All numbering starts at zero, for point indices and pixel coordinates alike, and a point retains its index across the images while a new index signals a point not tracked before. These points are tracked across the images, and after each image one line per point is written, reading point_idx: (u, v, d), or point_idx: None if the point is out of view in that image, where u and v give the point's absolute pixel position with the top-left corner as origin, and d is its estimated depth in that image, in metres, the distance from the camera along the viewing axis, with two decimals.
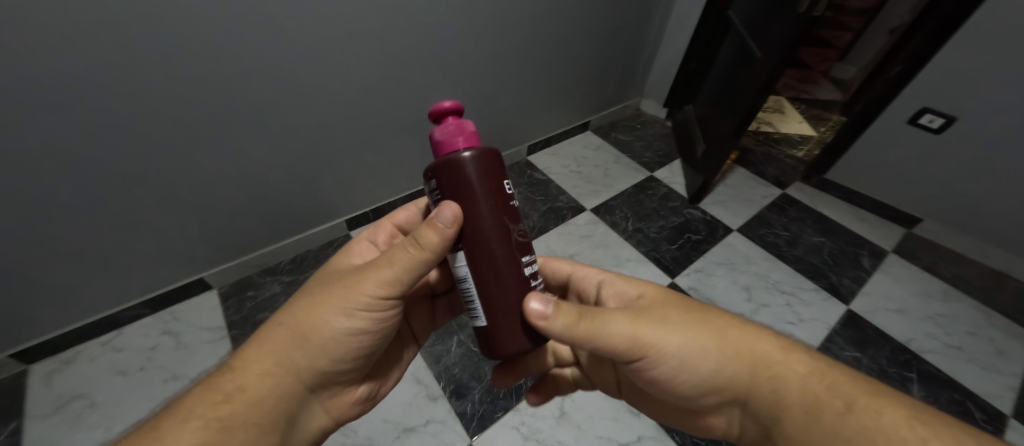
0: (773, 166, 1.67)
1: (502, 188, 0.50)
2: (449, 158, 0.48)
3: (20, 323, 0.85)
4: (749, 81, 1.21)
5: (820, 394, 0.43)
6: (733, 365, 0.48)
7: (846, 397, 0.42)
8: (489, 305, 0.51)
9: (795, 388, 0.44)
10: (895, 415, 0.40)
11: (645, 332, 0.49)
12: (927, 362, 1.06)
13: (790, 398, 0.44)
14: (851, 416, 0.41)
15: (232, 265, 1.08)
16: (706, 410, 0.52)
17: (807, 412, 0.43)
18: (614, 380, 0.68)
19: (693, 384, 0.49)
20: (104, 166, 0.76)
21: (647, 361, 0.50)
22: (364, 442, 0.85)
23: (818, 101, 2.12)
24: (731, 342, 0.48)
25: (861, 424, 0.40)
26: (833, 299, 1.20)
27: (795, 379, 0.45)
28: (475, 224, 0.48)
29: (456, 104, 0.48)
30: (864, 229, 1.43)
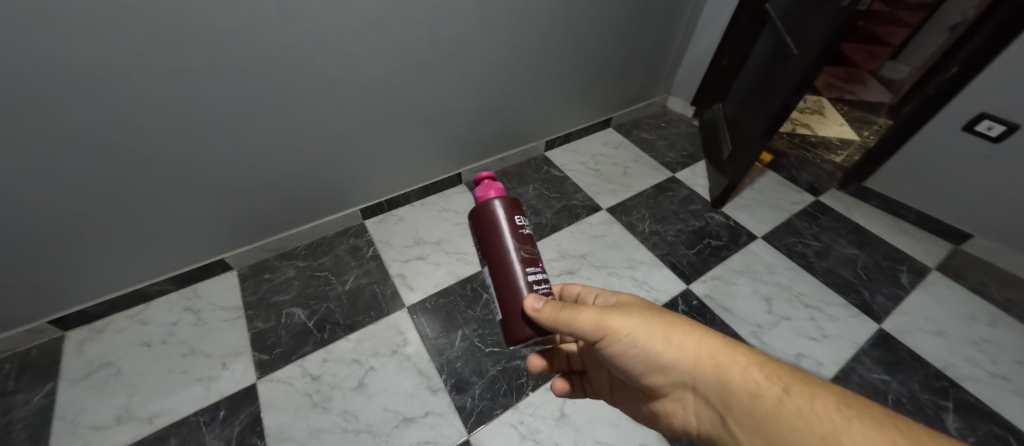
0: (806, 171, 1.57)
1: (518, 224, 0.60)
2: (480, 204, 0.62)
3: (57, 293, 0.91)
4: (784, 79, 1.13)
5: (757, 379, 0.45)
6: (692, 356, 0.50)
7: (781, 382, 0.44)
8: (503, 304, 0.59)
9: (737, 375, 0.46)
10: (827, 402, 0.42)
11: (613, 320, 0.52)
12: (966, 391, 0.98)
13: (736, 386, 0.46)
14: (783, 398, 0.43)
15: (250, 248, 1.12)
16: (673, 405, 0.53)
17: (752, 399, 0.44)
18: (610, 389, 0.69)
19: (655, 370, 0.52)
20: (131, 149, 0.80)
21: (615, 347, 0.53)
22: (364, 428, 0.86)
23: (863, 103, 1.98)
24: (689, 335, 0.51)
25: (793, 408, 0.42)
26: (863, 316, 1.12)
27: (742, 369, 0.47)
28: (494, 246, 0.59)
29: (488, 172, 0.64)
30: (904, 243, 1.32)
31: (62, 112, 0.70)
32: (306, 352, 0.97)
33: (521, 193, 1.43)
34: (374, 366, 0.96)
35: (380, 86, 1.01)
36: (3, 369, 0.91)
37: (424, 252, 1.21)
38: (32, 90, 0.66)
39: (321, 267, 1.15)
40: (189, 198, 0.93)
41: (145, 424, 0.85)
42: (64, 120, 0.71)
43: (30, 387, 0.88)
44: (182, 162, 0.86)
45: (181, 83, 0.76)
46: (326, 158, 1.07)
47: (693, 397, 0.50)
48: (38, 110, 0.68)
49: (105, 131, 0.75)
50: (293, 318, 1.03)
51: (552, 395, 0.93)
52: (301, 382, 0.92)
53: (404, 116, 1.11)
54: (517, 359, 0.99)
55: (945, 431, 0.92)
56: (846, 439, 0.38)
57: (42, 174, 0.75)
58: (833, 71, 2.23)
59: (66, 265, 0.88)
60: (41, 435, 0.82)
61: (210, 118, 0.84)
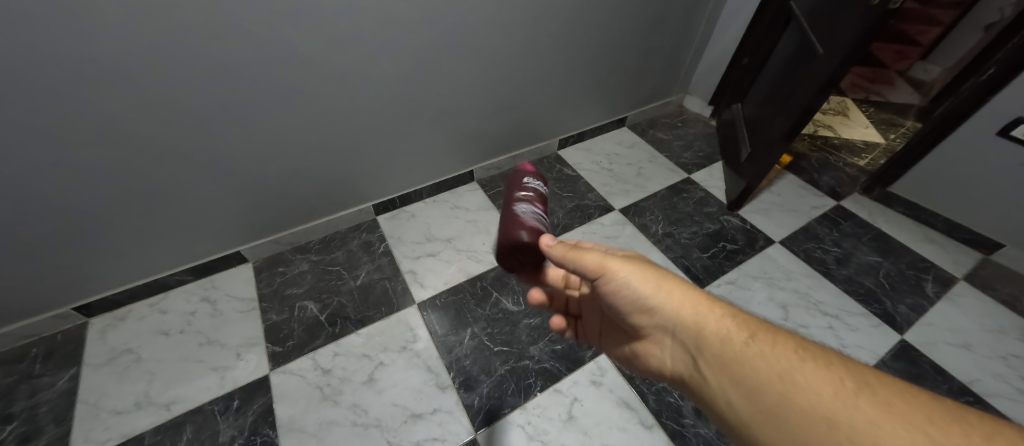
0: (828, 175, 1.53)
1: None
2: None
3: (81, 280, 0.94)
4: (809, 79, 1.10)
5: (730, 325, 0.47)
6: (673, 300, 0.51)
7: (751, 330, 0.45)
8: None
9: (713, 321, 0.48)
10: (790, 349, 0.43)
11: (610, 261, 0.55)
12: (992, 407, 0.94)
13: (709, 329, 0.47)
14: (748, 343, 0.44)
15: (266, 241, 1.14)
16: (649, 348, 0.55)
17: (721, 343, 0.46)
18: (601, 335, 0.72)
19: (639, 311, 0.54)
20: (152, 141, 0.81)
21: (606, 285, 0.56)
22: (373, 423, 0.87)
23: (890, 104, 1.91)
24: (675, 282, 0.52)
25: (757, 351, 0.43)
26: (885, 326, 1.08)
27: (718, 316, 0.48)
28: None
29: None
30: (930, 251, 1.27)
31: (88, 106, 0.72)
32: (317, 345, 0.99)
33: None
34: (383, 362, 0.97)
35: (393, 83, 1.01)
36: (30, 353, 0.94)
37: (435, 249, 1.21)
38: (59, 84, 0.67)
39: (333, 262, 1.17)
40: (208, 191, 0.95)
41: (162, 411, 0.87)
42: (88, 113, 0.72)
43: (55, 371, 0.92)
44: (200, 155, 0.88)
45: (201, 77, 0.77)
46: (340, 154, 1.08)
47: (669, 341, 0.52)
48: (65, 103, 0.70)
49: (128, 124, 0.77)
50: (306, 312, 1.05)
51: (561, 396, 0.93)
52: (312, 375, 0.93)
53: (417, 112, 1.11)
54: (525, 358, 0.99)
55: None
56: (801, 378, 0.40)
57: (68, 166, 0.77)
58: (859, 71, 2.15)
59: (89, 254, 0.91)
60: (64, 418, 0.85)
61: (228, 112, 0.85)
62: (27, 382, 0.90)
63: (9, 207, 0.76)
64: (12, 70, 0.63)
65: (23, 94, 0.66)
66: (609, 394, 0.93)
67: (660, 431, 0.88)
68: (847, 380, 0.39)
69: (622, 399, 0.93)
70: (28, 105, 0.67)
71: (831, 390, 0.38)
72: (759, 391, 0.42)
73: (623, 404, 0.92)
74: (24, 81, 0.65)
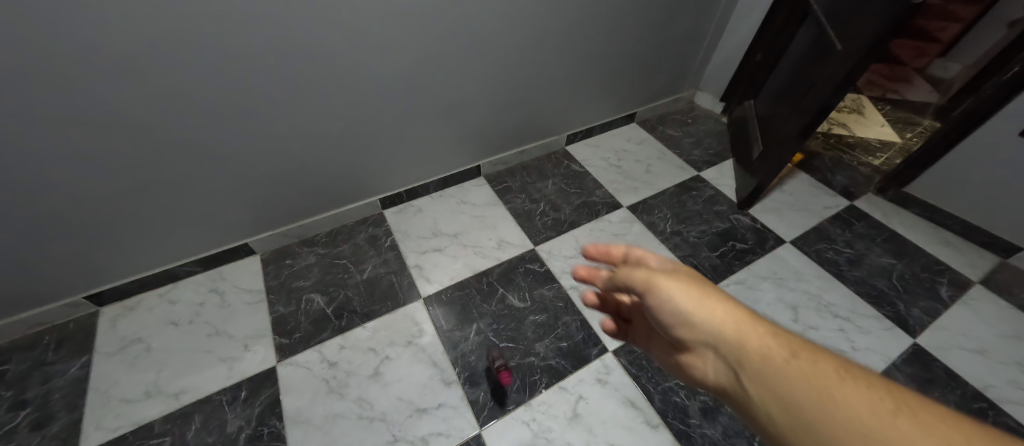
0: (841, 174, 1.50)
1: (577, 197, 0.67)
2: None
3: (92, 269, 0.95)
4: (825, 76, 1.07)
5: (770, 341, 0.39)
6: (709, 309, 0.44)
7: (797, 347, 0.37)
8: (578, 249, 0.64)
9: (756, 337, 0.39)
10: (843, 371, 0.34)
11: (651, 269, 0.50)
12: (1006, 414, 0.92)
13: (749, 345, 0.39)
14: (791, 360, 0.36)
15: (273, 233, 1.14)
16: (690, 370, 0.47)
17: (758, 358, 0.38)
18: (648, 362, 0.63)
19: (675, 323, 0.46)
20: (162, 132, 0.81)
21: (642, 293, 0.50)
22: (378, 417, 0.87)
23: (908, 103, 1.87)
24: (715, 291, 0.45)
25: (799, 369, 0.35)
26: (897, 329, 1.06)
27: (762, 330, 0.40)
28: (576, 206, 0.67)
29: None
30: (945, 254, 1.25)
31: (98, 95, 0.72)
32: (323, 338, 0.99)
33: (540, 187, 1.41)
34: (389, 356, 0.97)
35: (401, 76, 1.00)
36: (43, 340, 0.96)
37: (442, 244, 1.21)
38: (69, 74, 0.68)
39: (340, 255, 1.17)
40: (216, 182, 0.95)
41: (171, 400, 0.88)
42: (98, 103, 0.73)
43: (67, 358, 0.93)
44: (209, 147, 0.88)
45: (209, 68, 0.77)
46: (348, 147, 1.08)
47: (710, 362, 0.44)
48: (76, 93, 0.70)
49: (137, 114, 0.77)
50: (313, 305, 1.05)
51: (566, 394, 0.92)
52: (319, 367, 0.94)
53: (425, 106, 1.11)
54: (530, 355, 0.98)
55: None
56: (841, 397, 0.32)
57: (79, 155, 0.77)
58: (875, 68, 2.11)
59: (100, 243, 0.92)
60: (76, 404, 0.86)
61: (236, 104, 0.85)
62: (40, 368, 0.91)
63: (21, 195, 0.77)
64: (23, 59, 0.63)
65: (34, 83, 0.66)
66: (615, 393, 0.93)
67: (665, 431, 0.88)
68: (887, 400, 0.32)
69: (628, 398, 0.92)
70: (38, 94, 0.67)
71: (876, 412, 0.31)
72: (798, 416, 0.34)
73: (628, 403, 0.91)
74: (34, 70, 0.65)
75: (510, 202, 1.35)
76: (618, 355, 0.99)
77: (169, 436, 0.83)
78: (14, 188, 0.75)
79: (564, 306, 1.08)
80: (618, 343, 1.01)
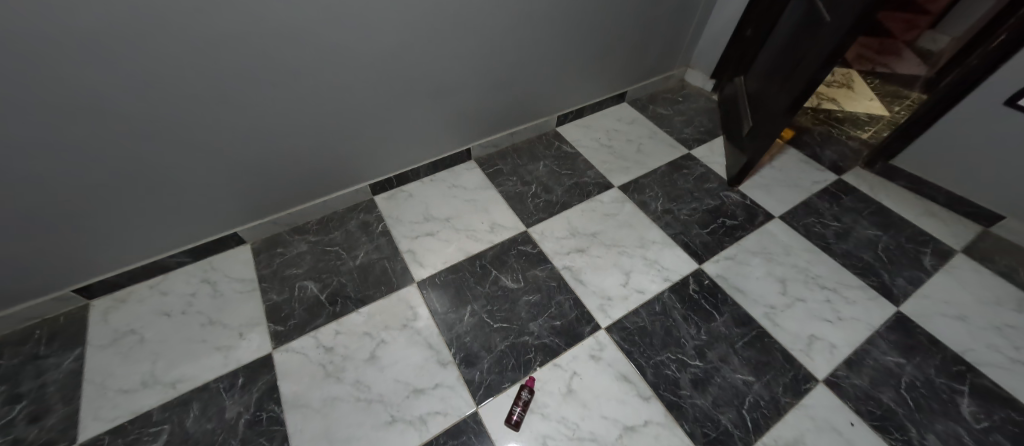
0: (830, 149, 1.51)
1: None
2: None
3: (78, 263, 0.94)
4: (815, 49, 1.06)
5: None
6: None
7: None
8: None
9: None
10: None
11: None
12: (984, 376, 0.95)
13: None
14: None
15: (263, 222, 1.13)
16: None
17: None
18: None
19: None
20: (139, 121, 0.79)
21: None
22: (376, 399, 0.89)
23: (896, 76, 1.87)
24: None
25: None
26: (881, 299, 1.09)
27: None
28: None
29: None
30: (930, 225, 1.27)
31: (69, 84, 0.69)
32: (318, 324, 0.99)
33: (531, 169, 1.40)
34: (385, 339, 0.98)
35: (386, 59, 0.98)
36: (34, 334, 0.95)
37: (434, 228, 1.21)
38: (36, 62, 0.64)
39: (332, 242, 1.17)
40: (200, 172, 0.93)
41: (168, 389, 0.88)
42: (69, 92, 0.70)
43: (60, 352, 0.93)
44: (191, 136, 0.86)
45: (185, 53, 0.74)
46: (335, 133, 1.06)
47: None
48: (44, 82, 0.67)
49: (109, 103, 0.74)
50: (306, 292, 1.05)
51: (561, 371, 0.94)
52: (315, 353, 0.95)
53: (412, 88, 1.08)
54: (526, 335, 1.00)
55: (959, 415, 0.90)
56: None
57: (52, 147, 0.74)
58: (865, 41, 2.10)
59: (84, 236, 0.91)
60: (72, 397, 0.86)
61: (215, 90, 0.82)
62: (33, 363, 0.91)
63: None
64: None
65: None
66: (608, 368, 0.95)
67: (658, 402, 0.90)
68: None
69: (621, 373, 0.94)
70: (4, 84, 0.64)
71: None
72: None
73: (622, 377, 0.93)
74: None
75: (501, 184, 1.35)
76: (610, 332, 1.01)
77: (168, 424, 0.84)
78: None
79: (557, 285, 1.09)
80: (610, 321, 1.03)
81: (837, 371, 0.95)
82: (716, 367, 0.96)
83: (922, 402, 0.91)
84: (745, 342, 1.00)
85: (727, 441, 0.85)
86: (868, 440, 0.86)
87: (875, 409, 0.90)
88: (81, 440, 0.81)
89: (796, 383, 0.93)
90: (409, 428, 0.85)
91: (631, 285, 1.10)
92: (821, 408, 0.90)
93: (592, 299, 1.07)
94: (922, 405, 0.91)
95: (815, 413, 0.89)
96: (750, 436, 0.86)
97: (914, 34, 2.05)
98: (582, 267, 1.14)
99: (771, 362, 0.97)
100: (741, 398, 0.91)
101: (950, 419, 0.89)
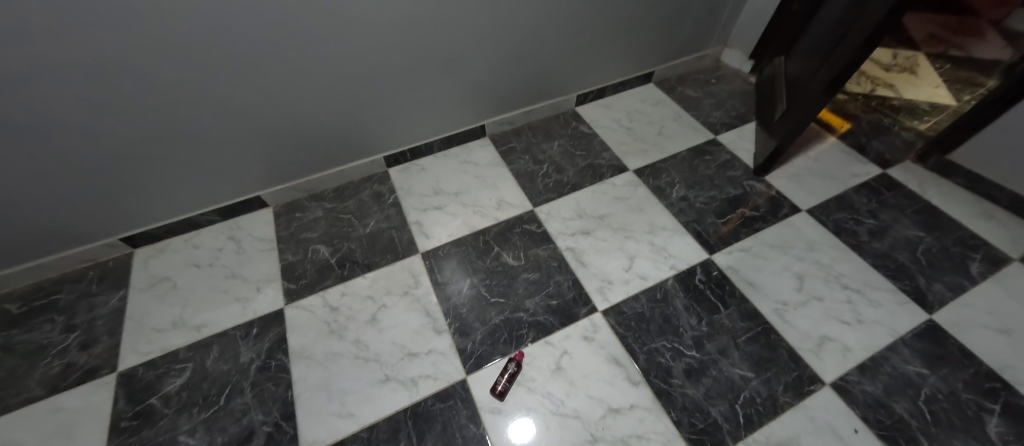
0: (878, 140, 1.37)
1: None
2: None
3: (119, 213, 1.04)
4: (861, 24, 0.96)
5: None
6: None
7: None
8: None
9: None
10: None
11: None
12: (1022, 396, 0.86)
13: None
14: None
15: (284, 188, 1.21)
16: None
17: None
18: None
19: None
20: (157, 81, 0.84)
21: None
22: (373, 357, 0.94)
23: (973, 59, 1.65)
24: None
25: None
26: (912, 304, 1.00)
27: None
28: None
29: None
30: (984, 228, 1.14)
31: (89, 43, 0.73)
32: (327, 285, 1.06)
33: (545, 149, 1.39)
34: (386, 304, 1.02)
35: (393, 28, 0.98)
36: (88, 275, 1.08)
37: (442, 202, 1.23)
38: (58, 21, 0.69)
39: (346, 210, 1.22)
40: (222, 136, 1.00)
41: (193, 332, 0.98)
42: (88, 50, 0.74)
43: (108, 291, 1.05)
44: (215, 103, 0.93)
45: (199, 22, 0.78)
46: (349, 104, 1.10)
47: None
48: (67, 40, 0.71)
49: (130, 65, 0.79)
50: (318, 254, 1.12)
51: (551, 348, 0.95)
52: (321, 311, 1.01)
53: (423, 61, 1.09)
54: (520, 311, 1.01)
55: (984, 434, 0.82)
56: None
57: (82, 103, 0.81)
58: (940, 20, 1.86)
59: (125, 190, 1.01)
60: (116, 331, 0.98)
61: (227, 54, 0.86)
62: (86, 299, 1.03)
63: (38, 141, 0.82)
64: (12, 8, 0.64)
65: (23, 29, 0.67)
66: (600, 350, 0.94)
67: (646, 388, 0.89)
68: None
69: (612, 356, 0.94)
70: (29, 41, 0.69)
71: None
72: None
73: (612, 360, 0.93)
74: (24, 20, 0.66)
75: (513, 162, 1.34)
76: (606, 315, 1.00)
77: (192, 362, 0.94)
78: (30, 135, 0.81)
79: (557, 265, 1.09)
80: (607, 304, 1.02)
81: (848, 375, 0.90)
82: (713, 359, 0.93)
83: (942, 416, 0.84)
84: (748, 337, 0.96)
85: (715, 433, 0.83)
86: None
87: (886, 418, 0.84)
88: (120, 368, 0.92)
89: (798, 383, 0.89)
90: (401, 387, 0.90)
91: (634, 270, 1.08)
92: (823, 411, 0.85)
93: (592, 282, 1.06)
94: (941, 419, 0.84)
95: (815, 415, 0.85)
96: (740, 430, 0.83)
97: (1002, 11, 1.81)
98: (586, 249, 1.12)
99: (774, 359, 0.92)
100: (735, 392, 0.88)
101: (972, 437, 0.82)
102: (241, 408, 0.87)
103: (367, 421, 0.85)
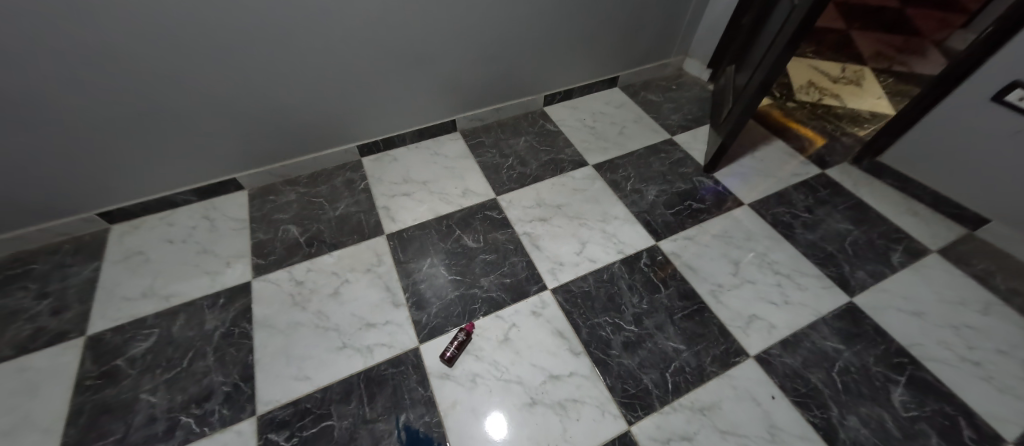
0: (820, 144, 1.48)
1: None
2: None
3: (97, 189, 1.10)
4: (784, 32, 1.06)
5: None
6: None
7: None
8: None
9: None
10: None
11: None
12: (925, 370, 0.94)
13: None
14: None
15: (259, 172, 1.27)
16: None
17: None
18: None
19: None
20: (142, 61, 0.91)
21: None
22: (332, 327, 1.00)
23: (914, 75, 1.79)
24: None
25: None
26: (836, 288, 1.09)
27: None
28: None
29: None
30: (909, 223, 1.24)
31: (77, 25, 0.81)
32: (294, 262, 1.12)
33: (512, 144, 1.47)
34: (349, 279, 1.09)
35: (364, 24, 1.06)
36: (64, 247, 1.13)
37: (410, 189, 1.31)
38: (54, 1, 0.77)
39: (318, 194, 1.29)
40: (199, 119, 1.07)
41: (163, 301, 1.03)
42: (80, 28, 0.81)
43: (82, 263, 1.10)
44: (193, 87, 1.00)
45: (179, 9, 0.86)
46: (323, 94, 1.17)
47: None
48: (58, 16, 0.78)
49: (113, 47, 0.87)
50: (288, 234, 1.18)
51: (501, 322, 1.02)
52: (287, 284, 1.07)
53: (393, 57, 1.17)
54: (475, 288, 1.08)
55: (888, 402, 0.90)
56: None
57: (67, 81, 0.88)
58: (888, 39, 1.99)
59: (104, 167, 1.07)
60: (87, 299, 1.03)
61: (210, 41, 0.93)
62: (61, 269, 1.08)
63: (24, 115, 0.89)
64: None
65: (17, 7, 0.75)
66: (546, 324, 1.01)
67: (586, 358, 0.96)
68: None
69: (557, 329, 1.00)
70: (24, 16, 0.76)
71: None
72: None
73: (557, 333, 1.00)
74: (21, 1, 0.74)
75: (480, 155, 1.43)
76: (555, 293, 1.07)
77: (158, 328, 0.98)
78: (14, 106, 0.87)
79: (514, 248, 1.16)
80: (557, 283, 1.09)
81: (771, 349, 0.97)
82: (650, 334, 1.00)
83: (852, 386, 0.92)
84: (684, 315, 1.03)
85: (645, 398, 0.90)
86: (786, 413, 0.88)
87: (801, 387, 0.92)
88: (90, 332, 0.97)
89: (725, 356, 0.96)
90: (356, 354, 0.96)
91: (585, 254, 1.16)
92: (745, 380, 0.92)
93: (545, 263, 1.13)
94: (851, 388, 0.92)
95: (737, 383, 0.92)
96: (668, 396, 0.90)
97: (943, 34, 1.99)
98: (541, 234, 1.20)
99: (706, 334, 1.00)
100: (667, 363, 0.95)
101: (877, 405, 0.89)
102: (202, 370, 0.92)
103: (321, 384, 0.91)
